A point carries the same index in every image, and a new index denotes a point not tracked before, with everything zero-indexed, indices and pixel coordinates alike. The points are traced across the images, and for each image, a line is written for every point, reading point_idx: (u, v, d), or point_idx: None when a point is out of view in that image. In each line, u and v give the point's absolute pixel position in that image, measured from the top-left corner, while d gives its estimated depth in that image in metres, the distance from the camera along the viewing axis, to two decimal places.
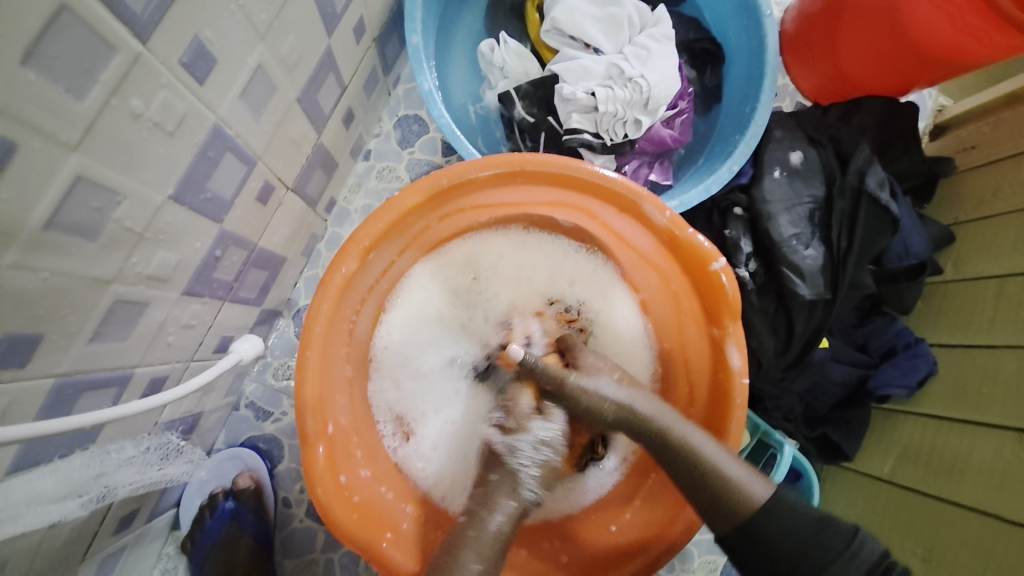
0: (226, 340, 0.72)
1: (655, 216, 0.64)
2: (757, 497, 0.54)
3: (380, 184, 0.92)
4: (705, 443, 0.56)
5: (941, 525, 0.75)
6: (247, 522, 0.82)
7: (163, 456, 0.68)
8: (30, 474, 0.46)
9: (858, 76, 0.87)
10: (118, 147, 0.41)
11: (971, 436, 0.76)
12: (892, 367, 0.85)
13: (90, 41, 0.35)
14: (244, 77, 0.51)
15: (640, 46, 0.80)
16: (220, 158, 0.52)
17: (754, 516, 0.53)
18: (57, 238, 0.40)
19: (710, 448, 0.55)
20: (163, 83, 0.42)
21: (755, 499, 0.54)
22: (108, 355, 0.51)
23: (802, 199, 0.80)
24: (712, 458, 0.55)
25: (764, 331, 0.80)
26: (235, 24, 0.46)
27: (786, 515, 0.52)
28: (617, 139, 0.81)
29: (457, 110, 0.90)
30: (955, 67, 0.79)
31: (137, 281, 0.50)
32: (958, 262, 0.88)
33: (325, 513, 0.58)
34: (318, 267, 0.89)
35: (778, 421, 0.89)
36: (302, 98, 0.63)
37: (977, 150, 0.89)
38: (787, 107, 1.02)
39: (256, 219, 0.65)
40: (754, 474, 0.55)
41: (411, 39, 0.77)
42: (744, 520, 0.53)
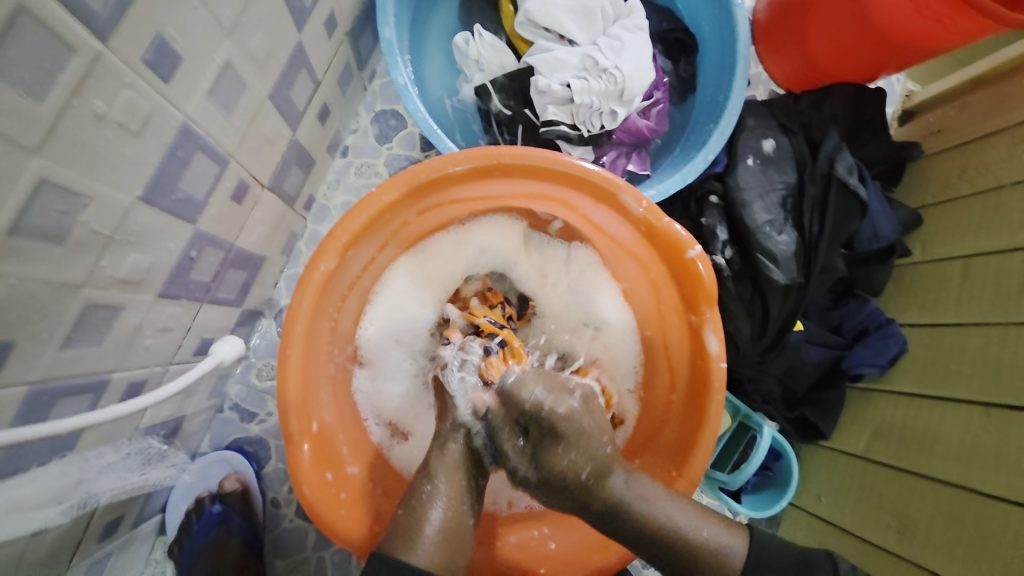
0: (206, 342, 0.71)
1: (632, 206, 0.65)
2: (735, 562, 0.55)
3: (359, 180, 0.91)
4: (648, 489, 0.57)
5: (913, 497, 0.78)
6: (235, 526, 0.82)
7: (146, 461, 0.68)
8: (9, 482, 0.46)
9: (828, 63, 0.89)
10: (82, 148, 0.40)
11: (941, 411, 0.79)
12: (864, 347, 0.89)
13: (47, 41, 0.34)
14: (212, 74, 0.50)
15: (614, 37, 0.81)
16: (191, 158, 0.52)
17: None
18: (23, 243, 0.39)
19: (686, 521, 0.56)
20: (127, 83, 0.41)
21: (732, 563, 0.55)
22: (83, 360, 0.50)
23: (775, 186, 0.82)
24: (688, 536, 0.55)
25: (742, 316, 0.82)
26: (200, 21, 0.46)
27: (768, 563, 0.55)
28: (594, 130, 0.82)
29: (434, 104, 0.89)
30: (919, 53, 0.82)
31: (110, 285, 0.49)
32: (926, 244, 0.91)
33: (313, 511, 0.58)
34: (298, 266, 0.88)
35: (758, 403, 0.91)
36: (274, 95, 0.62)
37: (942, 135, 0.92)
38: (760, 96, 1.04)
39: (231, 218, 0.64)
40: (722, 527, 0.57)
41: (383, 33, 0.76)
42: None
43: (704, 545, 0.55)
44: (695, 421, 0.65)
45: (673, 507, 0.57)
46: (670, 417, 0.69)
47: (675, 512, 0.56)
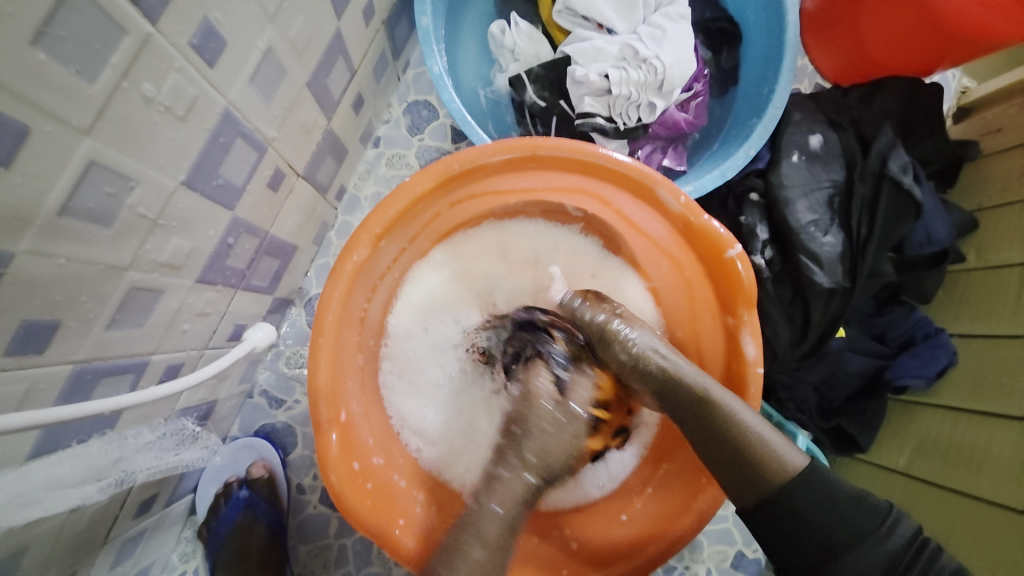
0: (239, 328, 0.72)
1: (670, 202, 0.62)
2: (791, 468, 0.51)
3: (390, 171, 0.91)
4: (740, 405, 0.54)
5: (958, 517, 0.74)
6: (261, 511, 0.83)
7: (180, 441, 0.69)
8: (50, 459, 0.47)
9: (880, 54, 0.84)
10: (130, 131, 0.40)
11: (991, 428, 0.75)
12: (910, 357, 0.84)
13: (100, 22, 0.34)
14: (255, 60, 0.50)
15: (655, 26, 0.78)
16: (231, 144, 0.52)
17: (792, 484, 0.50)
18: (71, 224, 0.40)
19: (751, 417, 0.53)
20: (174, 67, 0.41)
21: (792, 466, 0.51)
22: (124, 343, 0.51)
23: (820, 184, 0.78)
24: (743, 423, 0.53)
25: (780, 320, 0.79)
26: (244, 5, 0.46)
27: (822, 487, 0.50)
28: (630, 123, 0.80)
29: (467, 94, 0.88)
30: (981, 47, 0.76)
31: (152, 269, 0.50)
32: (982, 250, 0.86)
33: (338, 498, 0.58)
34: (328, 256, 0.89)
35: (791, 412, 0.87)
36: (311, 82, 0.62)
37: (1002, 133, 0.86)
38: (806, 89, 0.99)
39: (267, 206, 0.64)
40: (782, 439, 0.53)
41: (420, 21, 0.75)
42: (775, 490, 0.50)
43: (767, 454, 0.51)
44: None
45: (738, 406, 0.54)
46: None
47: (741, 408, 0.54)
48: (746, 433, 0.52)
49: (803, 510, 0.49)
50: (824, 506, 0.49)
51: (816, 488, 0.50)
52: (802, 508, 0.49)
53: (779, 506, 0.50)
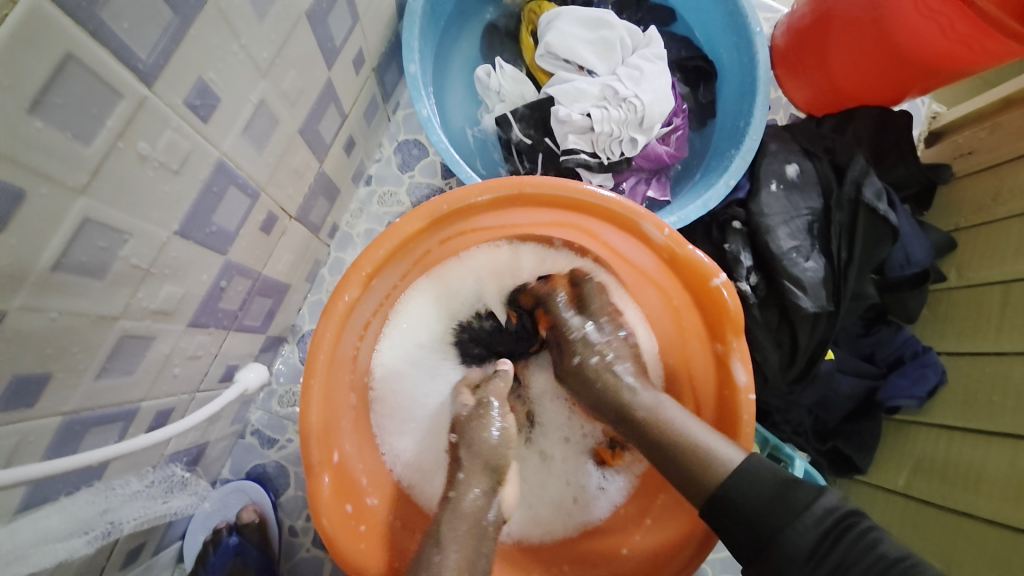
0: (232, 368, 0.72)
1: (654, 233, 0.64)
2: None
3: (381, 208, 0.93)
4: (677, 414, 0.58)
5: (958, 538, 0.73)
6: (252, 557, 0.81)
7: (169, 488, 0.68)
8: (39, 512, 0.47)
9: (850, 86, 0.88)
10: (125, 187, 0.42)
11: (984, 446, 0.75)
12: (901, 376, 0.85)
13: (96, 88, 0.36)
14: (247, 112, 0.52)
15: (632, 67, 0.82)
16: (224, 192, 0.54)
17: (722, 482, 0.52)
18: (65, 278, 0.40)
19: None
20: (169, 124, 0.43)
21: (722, 463, 0.53)
22: (113, 391, 0.51)
23: (800, 212, 0.81)
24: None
25: (769, 346, 0.79)
26: (238, 63, 0.48)
27: (751, 476, 0.51)
28: (614, 158, 0.83)
29: (455, 134, 0.91)
30: (946, 75, 0.81)
31: (143, 316, 0.50)
32: (961, 268, 0.88)
33: (331, 544, 0.57)
34: (321, 292, 0.90)
35: (787, 434, 0.88)
36: (304, 129, 0.64)
37: (975, 156, 0.89)
38: (781, 120, 1.03)
39: (260, 248, 0.66)
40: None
41: (408, 68, 0.78)
42: (715, 487, 0.52)
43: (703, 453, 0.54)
44: None
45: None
46: None
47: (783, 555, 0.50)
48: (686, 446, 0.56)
49: (738, 498, 0.51)
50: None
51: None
52: (741, 495, 0.51)
53: (725, 504, 0.51)
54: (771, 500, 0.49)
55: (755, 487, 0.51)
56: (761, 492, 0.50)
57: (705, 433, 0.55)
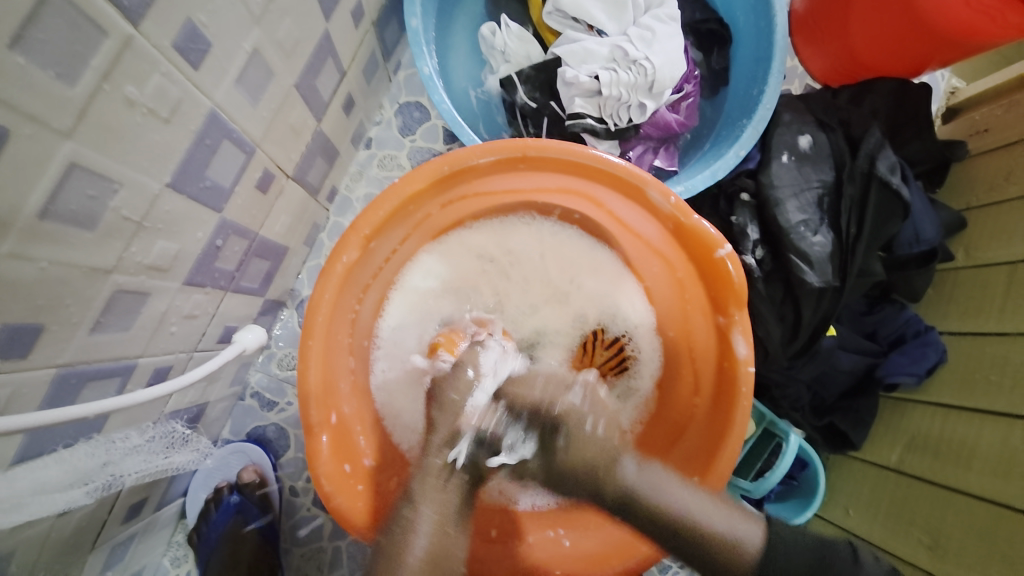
0: (230, 329, 0.72)
1: (660, 202, 0.63)
2: (749, 547, 0.54)
3: (381, 172, 0.91)
4: (670, 488, 0.55)
5: (946, 513, 0.75)
6: (253, 516, 0.84)
7: (169, 444, 0.68)
8: (36, 463, 0.47)
9: (869, 56, 0.85)
10: (113, 134, 0.40)
11: (979, 424, 0.75)
12: (901, 355, 0.84)
13: (79, 23, 0.34)
14: (241, 61, 0.50)
15: (644, 27, 0.78)
16: (218, 146, 0.52)
17: (750, 567, 0.54)
18: (53, 227, 0.39)
19: (693, 506, 0.54)
20: (157, 68, 0.41)
21: (747, 549, 0.54)
22: (110, 345, 0.50)
23: (811, 184, 0.79)
24: (696, 516, 0.54)
25: (771, 319, 0.79)
26: (229, 6, 0.45)
27: (790, 545, 0.55)
28: (621, 124, 0.80)
29: (458, 96, 0.88)
30: (968, 48, 0.77)
31: (138, 271, 0.49)
32: (970, 248, 0.86)
33: (328, 501, 0.58)
34: (320, 257, 0.88)
35: (785, 410, 0.88)
36: (300, 83, 0.62)
37: (989, 134, 0.87)
38: (796, 90, 0.99)
39: (257, 208, 0.64)
40: (739, 520, 0.55)
41: (410, 22, 0.75)
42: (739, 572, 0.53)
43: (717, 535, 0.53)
44: (722, 429, 0.62)
45: (683, 496, 0.54)
46: (693, 422, 0.66)
47: (687, 499, 0.54)
48: (697, 533, 0.53)
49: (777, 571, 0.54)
50: (791, 558, 0.55)
51: (784, 535, 0.56)
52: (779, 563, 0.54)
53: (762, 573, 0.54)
54: (814, 564, 0.55)
55: (795, 551, 0.55)
56: (803, 555, 0.55)
57: (707, 512, 0.54)
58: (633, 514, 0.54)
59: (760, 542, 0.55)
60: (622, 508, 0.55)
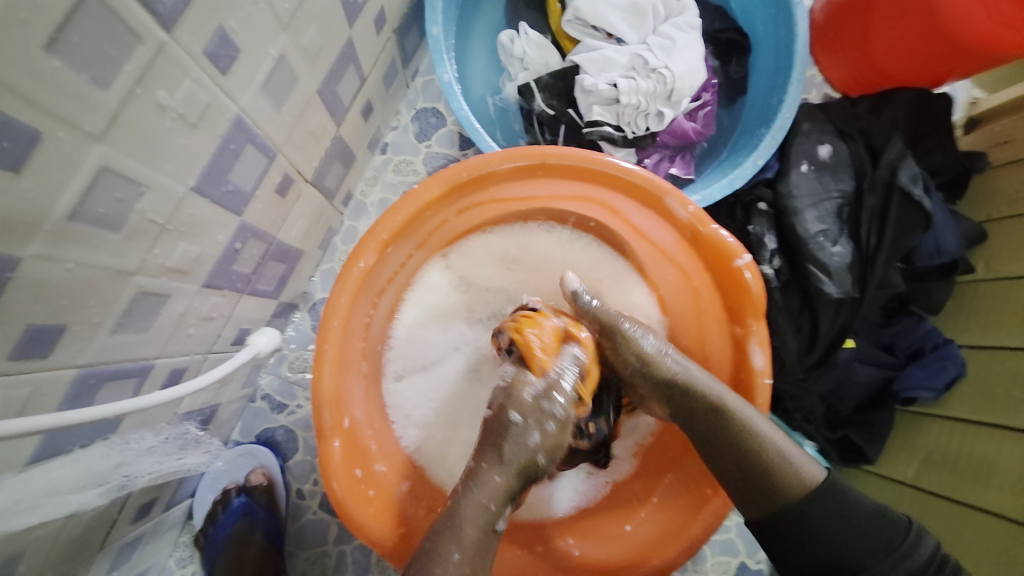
0: (244, 332, 0.72)
1: (678, 210, 0.62)
2: (812, 480, 0.53)
3: (396, 177, 0.91)
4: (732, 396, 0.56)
5: (965, 531, 0.73)
6: (259, 519, 0.82)
7: (183, 446, 0.70)
8: (52, 464, 0.47)
9: (890, 66, 0.84)
10: (142, 138, 0.40)
11: (999, 439, 0.73)
12: (919, 369, 0.83)
13: (115, 29, 0.34)
14: (267, 67, 0.50)
15: (664, 36, 0.78)
16: (241, 150, 0.52)
17: (805, 505, 0.52)
18: (80, 229, 0.39)
19: (765, 426, 0.55)
20: (187, 74, 0.41)
21: (808, 479, 0.53)
22: (128, 347, 0.51)
23: (829, 194, 0.78)
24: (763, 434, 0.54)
25: (788, 330, 0.78)
26: (259, 13, 0.46)
27: (844, 500, 0.52)
28: (639, 132, 0.80)
29: (475, 102, 0.88)
30: (991, 60, 0.77)
31: (159, 273, 0.50)
32: (991, 261, 0.85)
33: (341, 507, 0.58)
34: (334, 260, 0.89)
35: (798, 422, 0.87)
36: (322, 89, 0.62)
37: (1010, 145, 0.86)
38: (814, 100, 0.99)
39: (275, 211, 0.64)
40: (803, 451, 0.55)
41: (431, 29, 0.75)
42: (797, 506, 0.52)
43: (777, 458, 0.53)
44: None
45: (747, 408, 0.56)
46: None
47: (756, 417, 0.55)
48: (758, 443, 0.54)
49: (822, 528, 0.51)
50: (848, 518, 0.51)
51: (840, 496, 0.52)
52: (821, 519, 0.51)
53: (799, 522, 0.52)
54: (867, 532, 0.51)
55: (852, 509, 0.52)
56: (859, 516, 0.51)
57: (784, 435, 0.55)
58: (699, 420, 0.56)
59: (822, 481, 0.53)
60: (704, 416, 0.56)
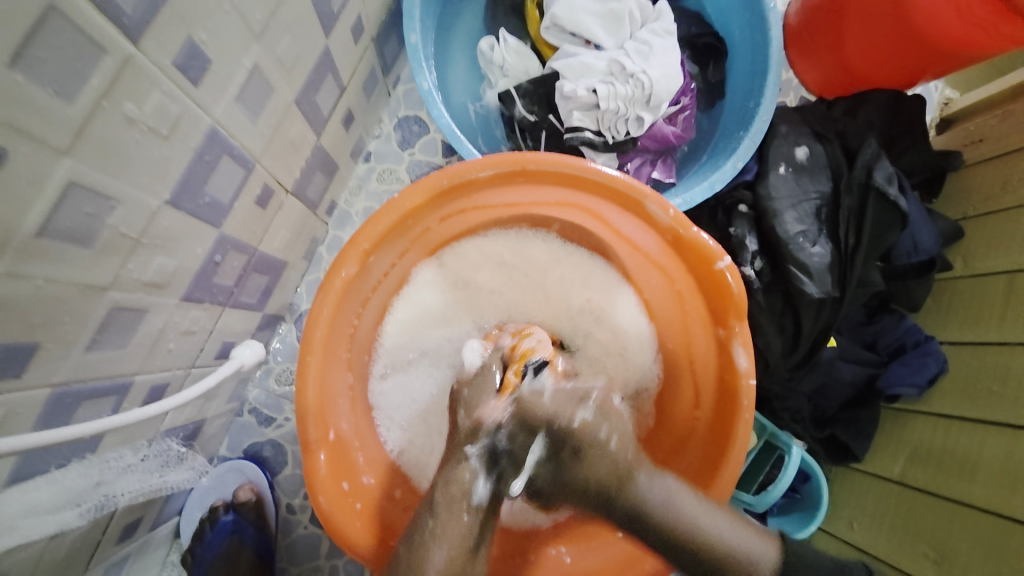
0: (228, 345, 0.71)
1: (659, 214, 0.63)
2: (767, 562, 0.56)
3: (381, 186, 0.91)
4: (688, 501, 0.55)
5: (951, 526, 0.73)
6: (248, 536, 0.82)
7: (164, 463, 0.68)
8: (29, 484, 0.46)
9: (863, 68, 0.86)
10: (111, 150, 0.40)
11: (982, 435, 0.74)
12: (901, 365, 0.84)
13: (79, 43, 0.34)
14: (241, 78, 0.50)
15: (641, 42, 0.79)
16: (217, 162, 0.52)
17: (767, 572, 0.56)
18: (49, 245, 0.39)
19: (719, 524, 0.55)
20: (157, 85, 0.41)
21: (763, 567, 0.55)
22: (106, 363, 0.50)
23: (808, 196, 0.79)
24: (723, 538, 0.54)
25: (772, 331, 0.79)
26: (230, 24, 0.46)
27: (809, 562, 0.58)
28: (619, 137, 0.81)
29: (457, 109, 0.89)
30: (962, 60, 0.78)
31: (135, 288, 0.49)
32: (968, 258, 0.86)
33: (327, 522, 0.57)
34: (319, 271, 0.88)
35: (785, 421, 0.87)
36: (300, 99, 0.62)
37: (984, 144, 0.87)
38: (792, 103, 1.01)
39: (255, 223, 0.64)
40: (756, 535, 0.57)
41: (409, 38, 0.76)
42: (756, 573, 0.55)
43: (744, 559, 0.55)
44: (722, 442, 0.62)
45: (712, 514, 0.55)
46: (694, 436, 0.66)
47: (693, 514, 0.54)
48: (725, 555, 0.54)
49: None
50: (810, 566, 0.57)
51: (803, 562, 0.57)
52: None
53: None
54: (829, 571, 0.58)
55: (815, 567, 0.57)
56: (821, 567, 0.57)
57: (736, 530, 0.55)
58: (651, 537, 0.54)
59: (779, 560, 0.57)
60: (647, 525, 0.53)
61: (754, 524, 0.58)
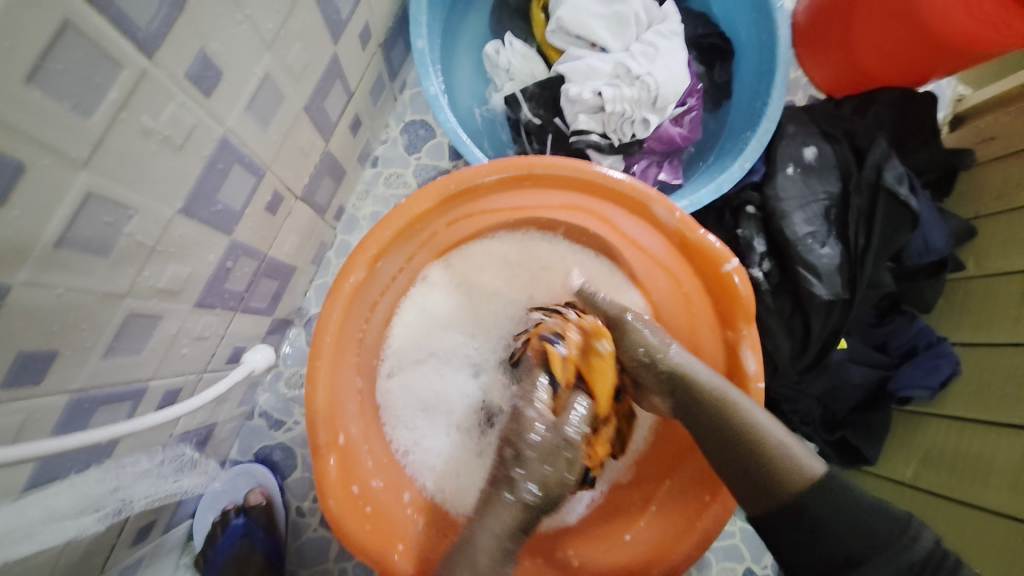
0: (239, 350, 0.72)
1: (666, 217, 0.63)
2: (812, 474, 0.54)
3: (388, 190, 0.92)
4: (755, 410, 0.57)
5: (966, 530, 0.73)
6: (259, 539, 0.82)
7: (179, 467, 0.68)
8: (47, 490, 0.47)
9: (873, 66, 0.85)
10: (127, 161, 0.41)
11: (995, 437, 0.73)
12: (914, 367, 0.83)
13: (96, 57, 0.35)
14: (252, 87, 0.51)
15: (647, 44, 0.79)
16: (229, 170, 0.53)
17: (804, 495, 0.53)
18: (68, 254, 0.40)
19: (765, 420, 0.56)
20: (171, 96, 0.42)
21: (809, 474, 0.54)
22: (121, 369, 0.51)
23: (816, 196, 0.79)
24: (766, 437, 0.55)
25: (781, 333, 0.78)
26: (242, 35, 0.47)
27: (839, 493, 0.53)
28: (625, 139, 0.80)
29: (463, 113, 0.89)
30: (972, 58, 0.77)
31: (150, 295, 0.50)
32: (980, 258, 0.85)
33: (337, 525, 0.58)
34: (327, 275, 0.89)
35: (796, 424, 0.86)
36: (309, 106, 0.63)
37: (996, 141, 0.86)
38: (799, 102, 0.99)
39: (266, 229, 0.65)
40: (808, 451, 0.56)
41: (416, 43, 0.76)
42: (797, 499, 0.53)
43: (781, 460, 0.55)
44: None
45: (768, 420, 0.57)
46: None
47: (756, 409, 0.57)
48: (766, 444, 0.55)
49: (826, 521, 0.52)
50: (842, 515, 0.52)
51: (838, 495, 0.53)
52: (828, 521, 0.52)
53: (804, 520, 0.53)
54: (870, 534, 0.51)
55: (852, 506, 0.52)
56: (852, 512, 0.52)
57: (789, 437, 0.56)
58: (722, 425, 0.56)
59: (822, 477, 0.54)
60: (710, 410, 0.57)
61: (800, 443, 0.57)
